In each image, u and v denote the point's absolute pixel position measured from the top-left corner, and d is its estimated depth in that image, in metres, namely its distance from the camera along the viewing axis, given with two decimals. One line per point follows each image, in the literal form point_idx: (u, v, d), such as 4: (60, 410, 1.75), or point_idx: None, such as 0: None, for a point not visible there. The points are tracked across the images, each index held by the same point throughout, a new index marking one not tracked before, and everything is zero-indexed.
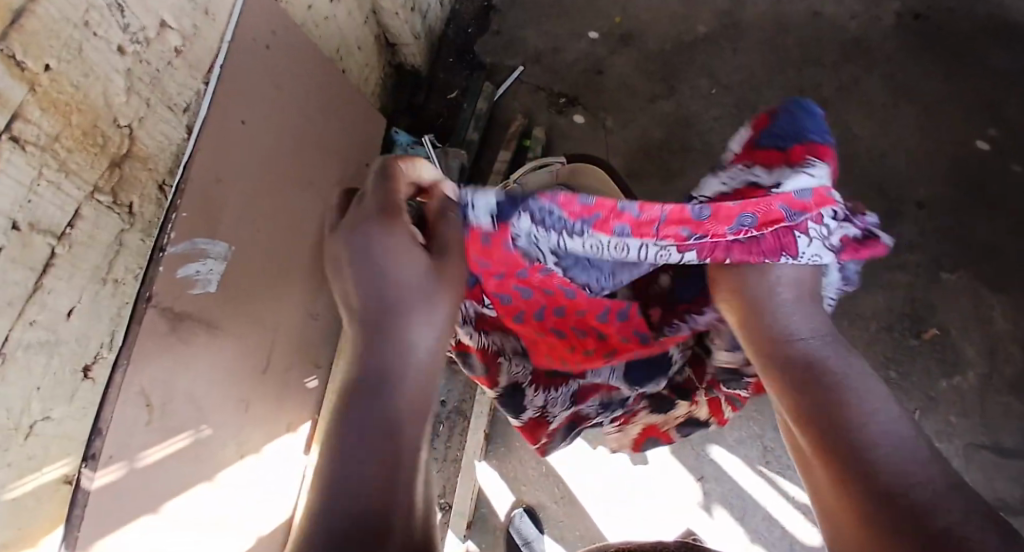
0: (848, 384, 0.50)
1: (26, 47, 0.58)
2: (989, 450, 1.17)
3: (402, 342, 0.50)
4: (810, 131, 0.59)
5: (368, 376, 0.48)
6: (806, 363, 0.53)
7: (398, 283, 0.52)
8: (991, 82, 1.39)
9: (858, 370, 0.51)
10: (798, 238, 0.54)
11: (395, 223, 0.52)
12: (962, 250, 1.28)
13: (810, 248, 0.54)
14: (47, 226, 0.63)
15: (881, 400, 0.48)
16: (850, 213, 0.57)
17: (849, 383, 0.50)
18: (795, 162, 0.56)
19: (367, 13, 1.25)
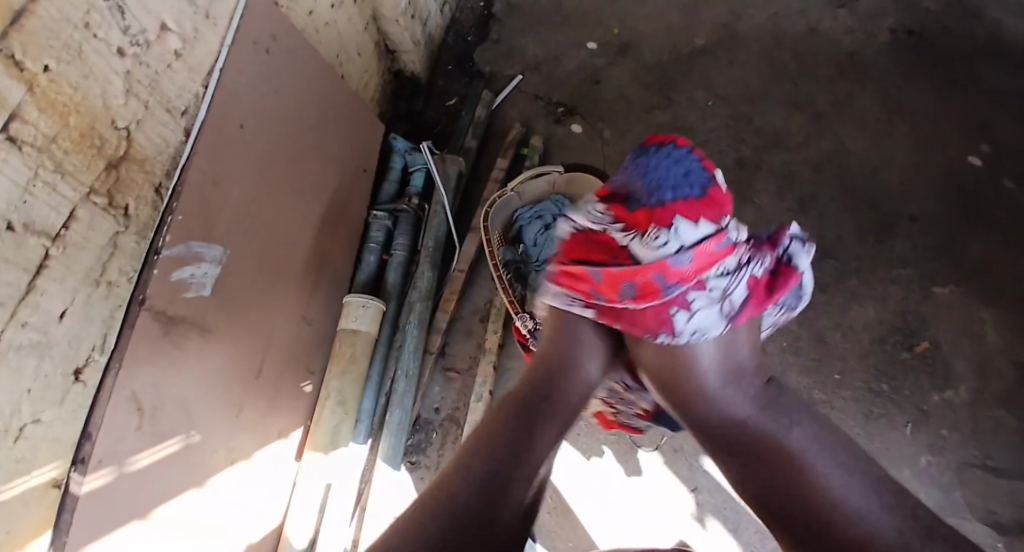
0: (819, 469, 0.62)
1: (25, 48, 0.58)
2: (982, 465, 1.17)
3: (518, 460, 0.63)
4: (693, 186, 0.65)
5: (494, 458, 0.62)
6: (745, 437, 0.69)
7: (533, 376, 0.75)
8: (984, 100, 1.41)
9: (795, 432, 0.66)
10: (678, 311, 0.66)
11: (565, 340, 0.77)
12: (954, 264, 1.29)
13: (689, 322, 0.67)
14: (41, 227, 0.62)
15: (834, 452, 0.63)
16: (749, 254, 0.65)
17: (789, 449, 0.65)
18: (652, 228, 0.64)
19: (368, 19, 1.25)
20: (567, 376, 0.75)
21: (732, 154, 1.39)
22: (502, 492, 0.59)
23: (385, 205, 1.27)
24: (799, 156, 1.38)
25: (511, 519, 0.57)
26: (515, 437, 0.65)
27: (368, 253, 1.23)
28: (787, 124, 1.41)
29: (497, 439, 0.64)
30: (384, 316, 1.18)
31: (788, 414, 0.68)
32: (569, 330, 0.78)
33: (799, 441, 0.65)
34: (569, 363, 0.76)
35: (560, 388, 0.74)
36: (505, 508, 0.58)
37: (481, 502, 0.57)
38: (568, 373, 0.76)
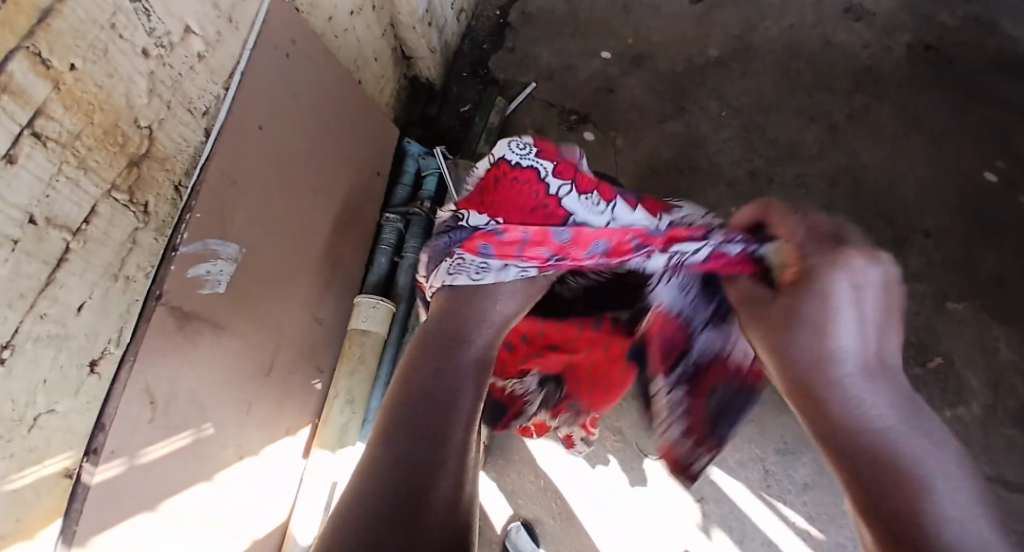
0: (930, 484, 0.46)
1: (52, 47, 0.60)
2: (994, 482, 1.16)
3: (440, 433, 0.56)
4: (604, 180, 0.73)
5: (416, 437, 0.55)
6: (857, 416, 0.52)
7: (455, 332, 0.68)
8: (1000, 115, 1.40)
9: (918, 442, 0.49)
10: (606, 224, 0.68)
11: (485, 299, 0.70)
12: (968, 280, 1.28)
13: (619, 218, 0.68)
14: (63, 221, 0.64)
15: (946, 456, 0.48)
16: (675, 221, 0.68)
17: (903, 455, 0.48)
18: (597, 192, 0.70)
19: (386, 26, 1.27)
20: (471, 340, 0.67)
21: (745, 165, 1.39)
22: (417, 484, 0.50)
23: (398, 208, 1.28)
24: (812, 168, 1.38)
25: (431, 514, 0.48)
26: (421, 414, 0.57)
27: (380, 255, 1.24)
28: (801, 136, 1.41)
29: (401, 429, 0.55)
30: (393, 318, 1.19)
31: (908, 412, 0.51)
32: (472, 300, 0.70)
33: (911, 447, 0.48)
34: (469, 324, 0.68)
35: (463, 349, 0.66)
36: (427, 498, 0.50)
37: (396, 494, 0.49)
38: (471, 325, 0.68)
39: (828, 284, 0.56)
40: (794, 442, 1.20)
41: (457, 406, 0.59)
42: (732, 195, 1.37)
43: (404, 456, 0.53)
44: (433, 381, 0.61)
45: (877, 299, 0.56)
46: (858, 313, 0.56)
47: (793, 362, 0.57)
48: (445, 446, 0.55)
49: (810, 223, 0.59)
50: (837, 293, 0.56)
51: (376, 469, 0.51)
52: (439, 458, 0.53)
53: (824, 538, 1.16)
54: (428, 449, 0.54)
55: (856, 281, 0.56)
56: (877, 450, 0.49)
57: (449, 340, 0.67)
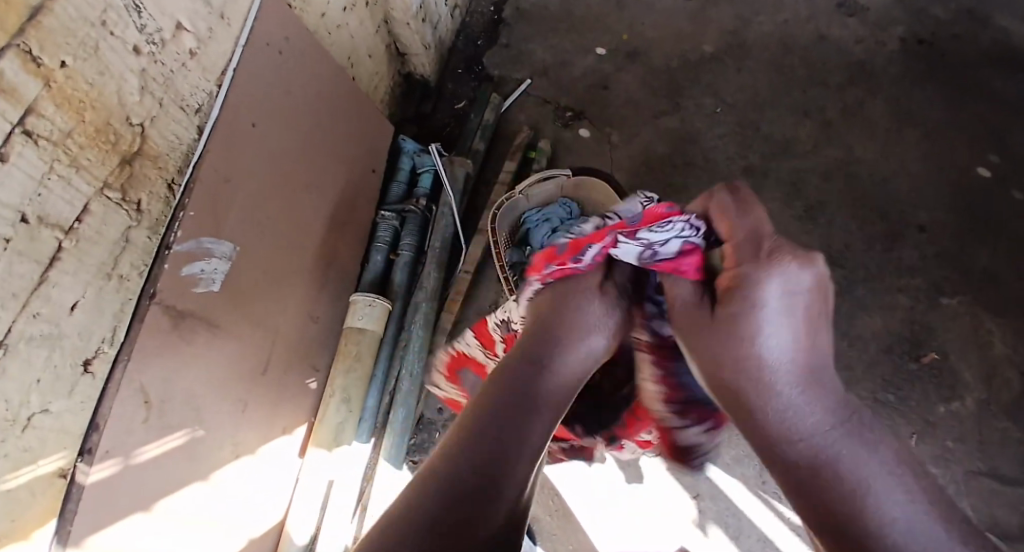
0: (871, 491, 0.43)
1: (43, 44, 0.59)
2: (988, 476, 1.16)
3: (509, 450, 0.49)
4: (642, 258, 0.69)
5: (480, 451, 0.48)
6: (796, 433, 0.48)
7: (542, 340, 0.61)
8: (993, 109, 1.41)
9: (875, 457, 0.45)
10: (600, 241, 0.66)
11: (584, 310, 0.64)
12: (962, 275, 1.28)
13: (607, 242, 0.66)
14: (55, 220, 0.64)
15: (895, 476, 0.44)
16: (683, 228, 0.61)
17: (853, 468, 0.45)
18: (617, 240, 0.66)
19: (379, 22, 1.27)
20: (558, 353, 0.59)
21: (739, 161, 1.39)
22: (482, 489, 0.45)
23: (393, 205, 1.28)
24: (806, 164, 1.38)
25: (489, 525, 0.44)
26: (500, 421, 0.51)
27: (375, 253, 1.24)
28: (795, 132, 1.41)
29: (464, 438, 0.49)
30: (389, 316, 1.19)
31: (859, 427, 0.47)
32: (567, 310, 0.64)
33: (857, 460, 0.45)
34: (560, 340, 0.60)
35: (553, 363, 0.58)
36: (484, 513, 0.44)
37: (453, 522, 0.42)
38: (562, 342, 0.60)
39: (757, 296, 0.52)
40: None
41: (540, 412, 0.54)
42: None
43: (460, 471, 0.46)
44: (512, 390, 0.54)
45: (808, 308, 0.52)
46: (790, 329, 0.51)
47: (720, 373, 0.53)
48: (510, 467, 0.48)
49: (752, 222, 0.57)
50: (770, 301, 0.52)
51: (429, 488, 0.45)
52: (504, 483, 0.47)
53: None
54: (493, 471, 0.47)
55: (791, 279, 0.52)
56: (823, 476, 0.45)
57: (535, 346, 0.60)
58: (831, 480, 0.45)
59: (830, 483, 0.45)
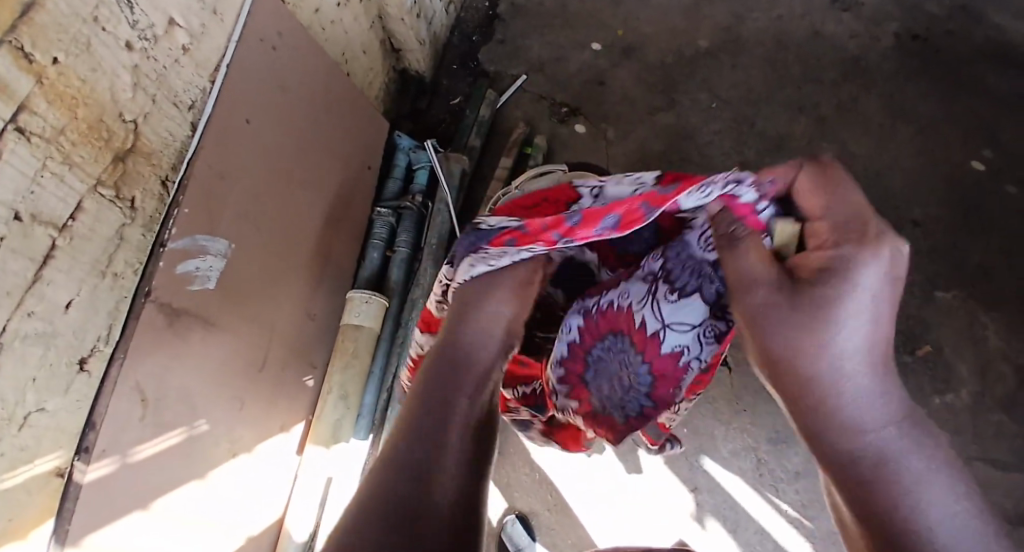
0: (915, 486, 0.44)
1: (35, 40, 0.59)
2: (983, 468, 1.17)
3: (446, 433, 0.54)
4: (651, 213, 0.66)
5: (422, 439, 0.53)
6: (849, 426, 0.47)
7: (468, 314, 0.63)
8: (987, 104, 1.41)
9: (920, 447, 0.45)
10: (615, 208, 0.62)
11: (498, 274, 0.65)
12: (956, 268, 1.29)
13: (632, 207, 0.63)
14: (49, 218, 0.63)
15: (941, 470, 0.45)
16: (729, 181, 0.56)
17: (897, 460, 0.45)
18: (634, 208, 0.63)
19: (373, 18, 1.26)
20: (477, 320, 0.63)
21: (735, 156, 1.39)
22: (422, 461, 0.51)
23: (389, 202, 1.28)
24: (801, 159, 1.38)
25: (440, 491, 0.50)
26: (428, 398, 0.57)
27: (372, 250, 1.24)
28: (790, 127, 1.41)
29: (409, 426, 0.54)
30: (386, 312, 1.19)
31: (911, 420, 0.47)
32: (481, 281, 0.65)
33: (903, 452, 0.45)
34: (478, 310, 0.63)
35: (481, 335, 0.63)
36: (431, 484, 0.50)
37: (406, 498, 0.48)
38: (476, 309, 0.64)
39: (841, 290, 0.48)
40: (785, 431, 1.20)
41: (463, 376, 0.59)
42: None
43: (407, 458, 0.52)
44: (447, 374, 0.59)
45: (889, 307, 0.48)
46: (865, 325, 0.47)
47: (778, 360, 0.51)
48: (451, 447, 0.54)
49: (849, 203, 0.51)
50: (855, 294, 0.47)
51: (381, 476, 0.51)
52: (448, 464, 0.52)
53: (814, 526, 1.17)
54: (435, 457, 0.52)
55: (888, 272, 0.47)
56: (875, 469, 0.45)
57: (461, 322, 0.63)
58: (877, 468, 0.45)
59: (870, 472, 0.45)
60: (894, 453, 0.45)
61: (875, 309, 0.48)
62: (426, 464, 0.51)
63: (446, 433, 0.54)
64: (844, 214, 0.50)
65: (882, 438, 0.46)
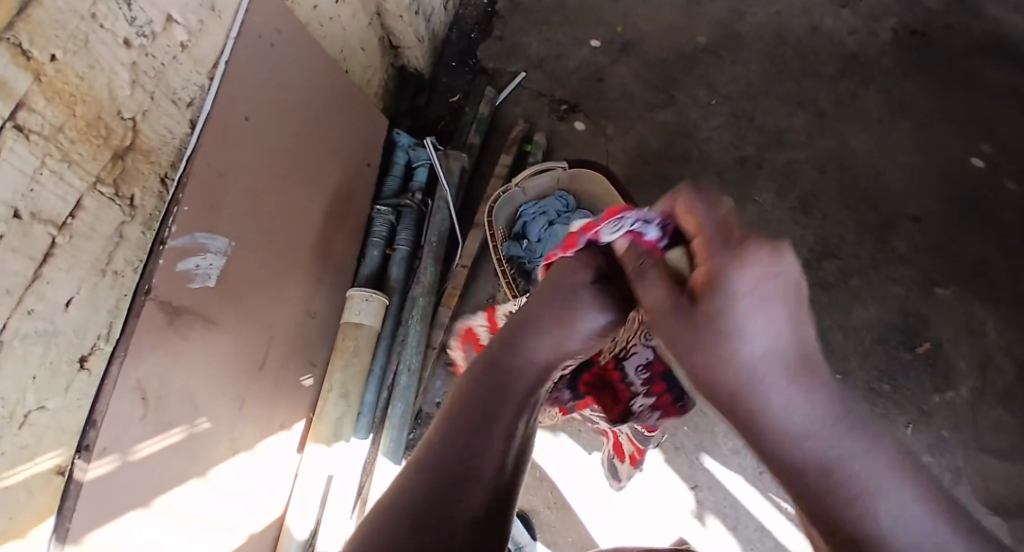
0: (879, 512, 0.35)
1: (33, 37, 0.59)
2: (983, 464, 1.17)
3: (482, 446, 0.51)
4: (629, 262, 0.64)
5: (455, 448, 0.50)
6: (787, 451, 0.38)
7: (522, 321, 0.59)
8: (986, 99, 1.41)
9: (876, 460, 0.37)
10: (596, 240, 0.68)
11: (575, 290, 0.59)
12: (956, 264, 1.29)
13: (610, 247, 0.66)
14: (48, 216, 0.63)
15: (902, 488, 0.36)
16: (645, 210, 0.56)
17: (851, 484, 0.36)
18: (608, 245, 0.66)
19: (372, 14, 1.26)
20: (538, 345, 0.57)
21: (734, 152, 1.39)
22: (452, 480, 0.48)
23: (389, 199, 1.27)
24: (801, 155, 1.38)
25: (466, 509, 0.47)
26: (468, 416, 0.53)
27: (372, 248, 1.24)
28: (789, 123, 1.41)
29: (446, 431, 0.52)
30: (386, 310, 1.18)
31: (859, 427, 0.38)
32: (560, 293, 0.60)
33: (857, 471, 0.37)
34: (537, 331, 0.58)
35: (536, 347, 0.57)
36: (461, 500, 0.48)
37: (426, 512, 0.46)
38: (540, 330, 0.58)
39: (733, 302, 0.40)
40: None
41: (507, 399, 0.54)
42: (722, 183, 1.37)
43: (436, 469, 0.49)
44: (492, 382, 0.55)
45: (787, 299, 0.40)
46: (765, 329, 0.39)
47: (705, 390, 0.42)
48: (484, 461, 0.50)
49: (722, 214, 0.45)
50: (740, 295, 0.40)
51: (408, 483, 0.49)
52: (478, 480, 0.49)
53: None
54: (465, 471, 0.49)
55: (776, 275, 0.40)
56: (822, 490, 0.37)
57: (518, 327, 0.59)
58: (831, 500, 0.37)
59: (830, 504, 0.37)
60: (852, 476, 0.37)
61: (774, 317, 0.39)
62: (458, 480, 0.49)
63: (484, 457, 0.50)
64: (714, 225, 0.45)
65: (822, 463, 0.37)
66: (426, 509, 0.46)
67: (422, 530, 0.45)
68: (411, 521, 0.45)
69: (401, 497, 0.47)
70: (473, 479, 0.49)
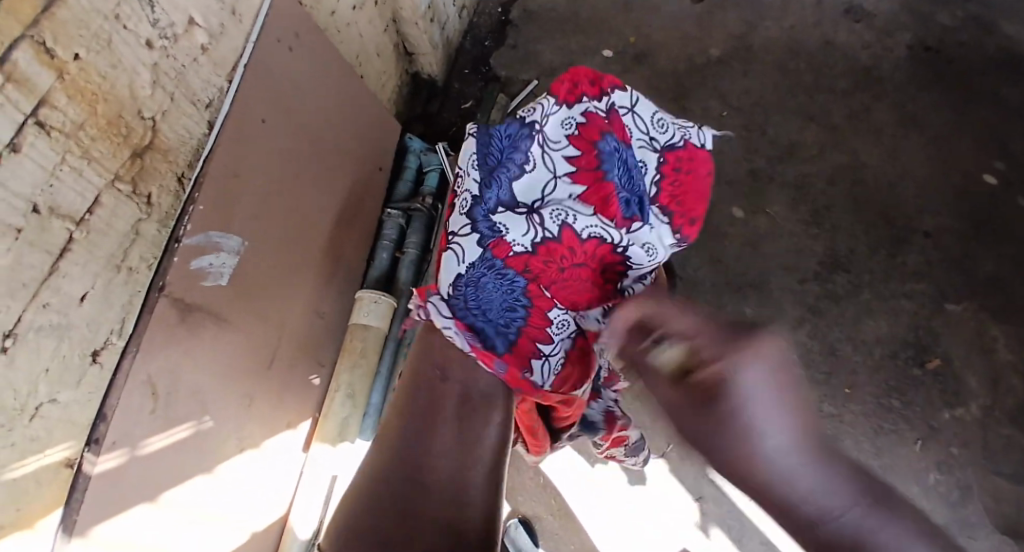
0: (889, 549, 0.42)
1: (56, 36, 0.60)
2: (992, 483, 1.16)
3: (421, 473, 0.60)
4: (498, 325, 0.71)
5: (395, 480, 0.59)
6: (807, 523, 0.44)
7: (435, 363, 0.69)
8: (1000, 115, 1.41)
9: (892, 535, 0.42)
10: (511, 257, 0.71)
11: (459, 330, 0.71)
12: (967, 281, 1.28)
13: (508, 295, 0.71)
14: (67, 211, 0.64)
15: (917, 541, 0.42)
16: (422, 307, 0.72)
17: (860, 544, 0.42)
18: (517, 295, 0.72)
19: (388, 21, 1.28)
20: (455, 371, 0.69)
21: (746, 164, 1.39)
22: (404, 492, 0.58)
23: (399, 203, 1.28)
24: (812, 168, 1.38)
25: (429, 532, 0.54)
26: (403, 446, 0.63)
27: (381, 250, 1.24)
28: (800, 136, 1.41)
29: (382, 467, 0.60)
30: (394, 313, 1.19)
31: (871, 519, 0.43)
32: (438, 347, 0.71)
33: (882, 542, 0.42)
34: (443, 363, 0.69)
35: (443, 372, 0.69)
36: (424, 523, 0.55)
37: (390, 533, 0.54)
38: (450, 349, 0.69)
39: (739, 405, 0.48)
40: None
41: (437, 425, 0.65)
42: (733, 194, 1.37)
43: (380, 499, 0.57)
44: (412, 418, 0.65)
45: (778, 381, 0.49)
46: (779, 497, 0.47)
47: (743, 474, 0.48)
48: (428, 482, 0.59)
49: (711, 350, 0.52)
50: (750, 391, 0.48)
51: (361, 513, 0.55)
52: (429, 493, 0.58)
53: None
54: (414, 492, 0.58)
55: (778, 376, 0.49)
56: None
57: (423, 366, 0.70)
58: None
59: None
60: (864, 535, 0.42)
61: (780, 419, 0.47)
62: (405, 513, 0.56)
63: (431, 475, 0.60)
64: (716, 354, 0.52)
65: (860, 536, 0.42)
66: (390, 528, 0.54)
67: (398, 543, 0.53)
68: (380, 542, 0.53)
69: (361, 523, 0.54)
70: (422, 489, 0.58)
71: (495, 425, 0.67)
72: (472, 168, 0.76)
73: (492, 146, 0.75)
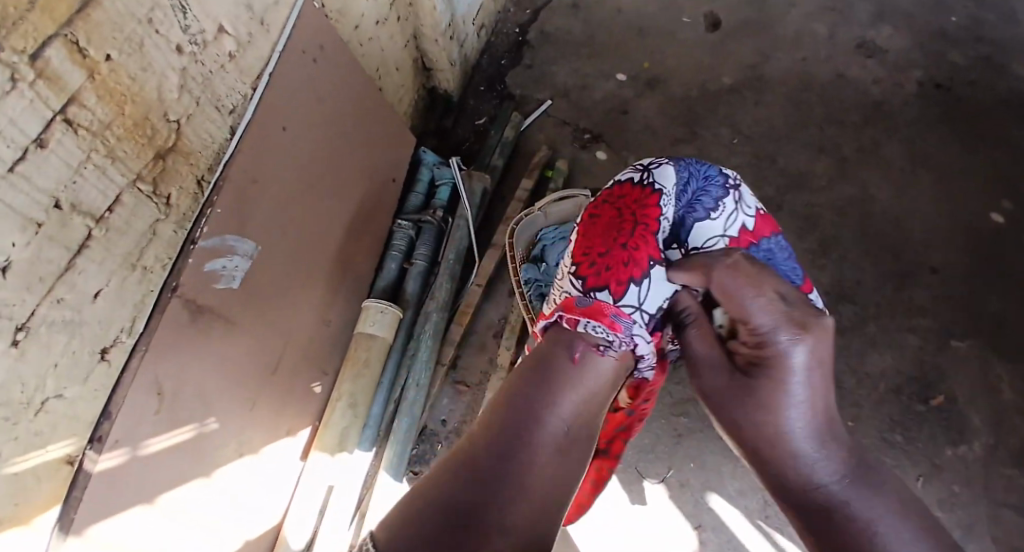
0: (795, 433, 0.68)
1: (90, 36, 0.61)
2: (997, 526, 1.14)
3: (504, 478, 0.58)
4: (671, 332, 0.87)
5: (476, 476, 0.57)
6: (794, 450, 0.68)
7: (554, 372, 0.70)
8: (1009, 155, 1.42)
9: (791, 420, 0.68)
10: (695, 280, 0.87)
11: (591, 354, 0.73)
12: (973, 319, 1.28)
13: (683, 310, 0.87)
14: (87, 208, 0.65)
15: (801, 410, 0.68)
16: (610, 346, 0.75)
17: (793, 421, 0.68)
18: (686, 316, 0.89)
19: (408, 37, 1.30)
20: (560, 403, 0.67)
21: (754, 192, 1.40)
22: (486, 518, 0.53)
23: (410, 214, 1.29)
24: (821, 199, 1.39)
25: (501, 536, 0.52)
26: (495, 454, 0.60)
27: (390, 260, 1.25)
28: (809, 167, 1.42)
29: (474, 447, 0.61)
30: (399, 323, 1.19)
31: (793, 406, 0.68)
32: (568, 358, 0.72)
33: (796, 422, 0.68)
34: (553, 395, 0.68)
35: (562, 388, 0.69)
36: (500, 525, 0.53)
37: (469, 512, 0.54)
38: (570, 376, 0.70)
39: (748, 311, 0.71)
40: None
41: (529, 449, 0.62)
42: None
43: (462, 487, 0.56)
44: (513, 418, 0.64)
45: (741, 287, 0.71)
46: (819, 372, 0.69)
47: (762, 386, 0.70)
48: (511, 489, 0.57)
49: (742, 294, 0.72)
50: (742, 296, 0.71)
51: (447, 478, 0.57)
52: (507, 507, 0.55)
53: None
54: (490, 484, 0.57)
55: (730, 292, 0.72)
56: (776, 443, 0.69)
57: (537, 373, 0.70)
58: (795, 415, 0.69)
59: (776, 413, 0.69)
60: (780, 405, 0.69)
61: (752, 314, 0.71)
62: (479, 509, 0.54)
63: (520, 494, 0.57)
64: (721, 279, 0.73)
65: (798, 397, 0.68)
66: (471, 508, 0.54)
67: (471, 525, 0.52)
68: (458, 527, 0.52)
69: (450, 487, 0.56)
70: (512, 524, 0.54)
71: (574, 466, 0.65)
72: (671, 198, 0.86)
73: (692, 193, 0.87)
